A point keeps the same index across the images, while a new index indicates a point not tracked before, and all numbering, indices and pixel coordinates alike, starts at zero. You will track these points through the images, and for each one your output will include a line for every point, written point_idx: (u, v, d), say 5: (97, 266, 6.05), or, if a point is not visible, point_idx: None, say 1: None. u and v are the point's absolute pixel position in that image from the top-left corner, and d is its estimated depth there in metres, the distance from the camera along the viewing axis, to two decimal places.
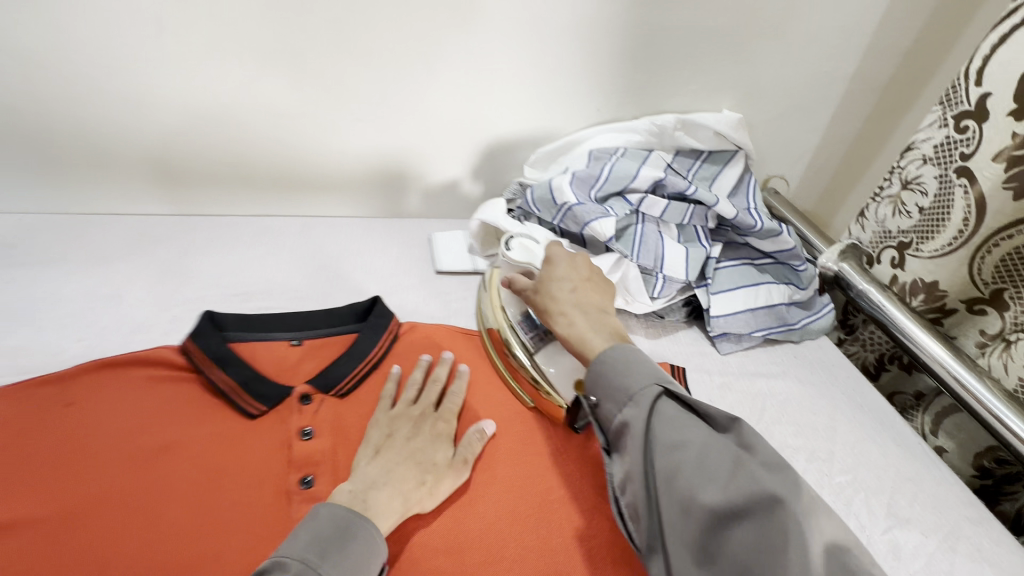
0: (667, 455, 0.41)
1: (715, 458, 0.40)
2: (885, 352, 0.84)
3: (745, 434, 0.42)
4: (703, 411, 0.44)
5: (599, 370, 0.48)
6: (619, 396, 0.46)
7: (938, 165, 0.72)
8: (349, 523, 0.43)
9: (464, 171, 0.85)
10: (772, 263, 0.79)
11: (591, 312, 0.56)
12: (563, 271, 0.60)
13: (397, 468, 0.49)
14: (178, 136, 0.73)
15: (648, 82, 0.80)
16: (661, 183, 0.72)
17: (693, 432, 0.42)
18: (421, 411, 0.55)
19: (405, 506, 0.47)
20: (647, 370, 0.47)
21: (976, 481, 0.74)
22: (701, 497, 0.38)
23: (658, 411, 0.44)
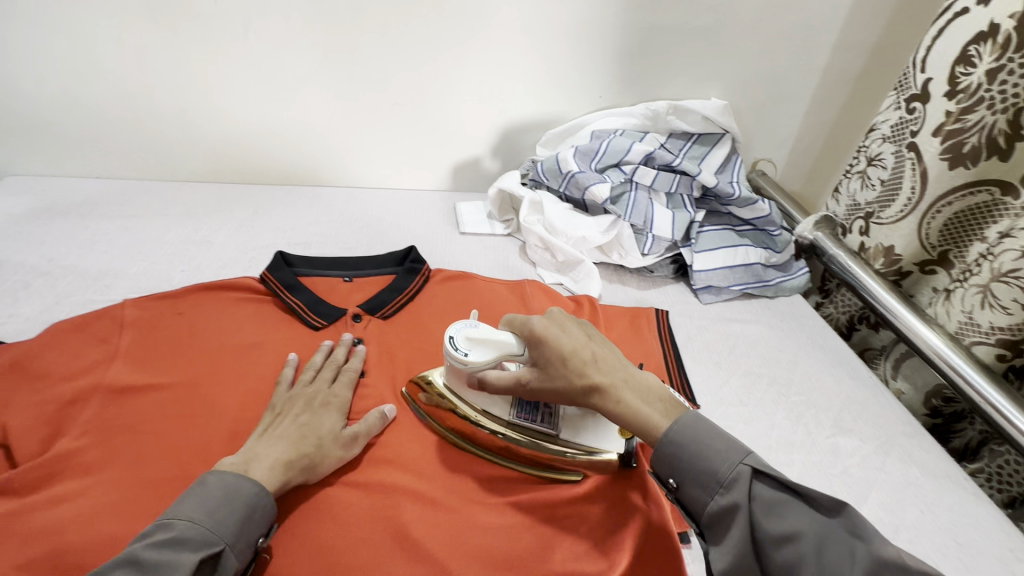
0: (779, 551, 0.39)
1: (833, 556, 0.37)
2: (855, 313, 0.94)
3: (857, 520, 0.38)
4: (802, 489, 0.40)
5: (679, 458, 0.44)
6: (708, 480, 0.42)
7: (895, 142, 0.82)
8: (234, 485, 0.45)
9: (485, 150, 0.99)
10: (751, 229, 0.90)
11: (622, 376, 0.49)
12: (567, 340, 0.50)
13: (279, 445, 0.50)
14: (251, 117, 0.88)
15: (643, 73, 0.93)
16: (651, 157, 0.85)
17: (798, 520, 0.39)
18: (315, 389, 0.56)
19: (286, 479, 0.48)
20: (728, 443, 0.43)
21: (929, 420, 0.83)
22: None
23: (755, 496, 0.41)
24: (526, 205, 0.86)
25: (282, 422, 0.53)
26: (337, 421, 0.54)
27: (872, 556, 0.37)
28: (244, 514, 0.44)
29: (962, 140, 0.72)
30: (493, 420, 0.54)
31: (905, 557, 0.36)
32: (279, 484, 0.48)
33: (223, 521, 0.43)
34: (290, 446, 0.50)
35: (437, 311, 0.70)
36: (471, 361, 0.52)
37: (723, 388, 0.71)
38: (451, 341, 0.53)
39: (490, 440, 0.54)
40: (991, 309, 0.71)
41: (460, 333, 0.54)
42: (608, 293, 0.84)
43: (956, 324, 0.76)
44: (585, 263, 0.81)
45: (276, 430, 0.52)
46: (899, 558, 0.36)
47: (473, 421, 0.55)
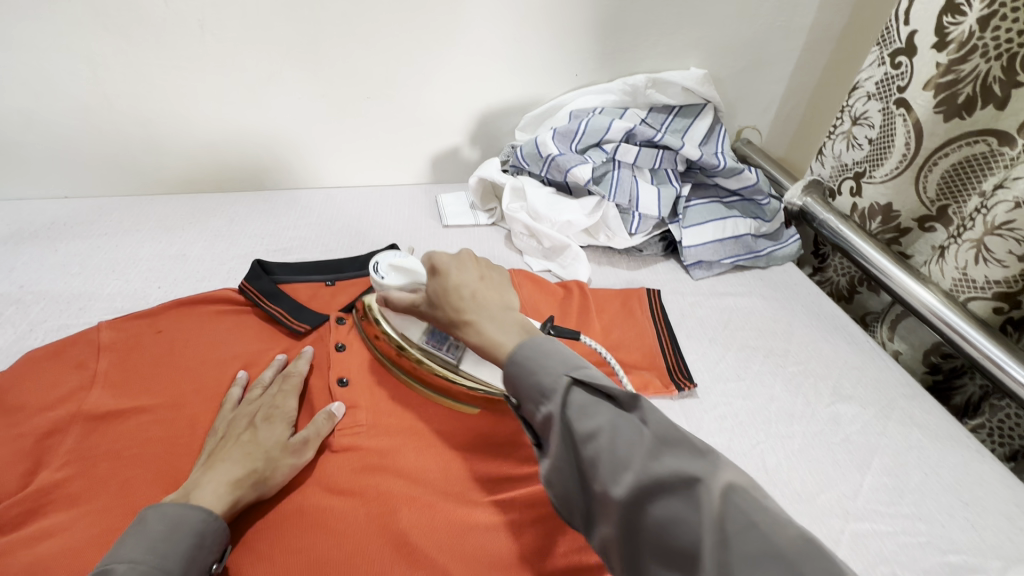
0: (585, 448, 0.38)
1: (625, 448, 0.37)
2: (853, 276, 0.92)
3: (645, 409, 0.38)
4: (609, 390, 0.39)
5: (513, 373, 0.43)
6: (534, 392, 0.42)
7: (881, 100, 0.80)
8: (178, 516, 0.44)
9: (462, 139, 0.96)
10: (739, 200, 0.89)
11: (494, 312, 0.50)
12: (455, 276, 0.52)
13: (224, 466, 0.49)
14: (218, 121, 0.86)
15: (619, 47, 0.90)
16: (632, 133, 0.83)
17: (603, 416, 0.38)
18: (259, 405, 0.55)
19: (236, 497, 0.47)
20: (557, 357, 0.43)
21: (930, 378, 0.82)
22: (612, 491, 0.36)
23: (569, 403, 0.40)
24: (508, 192, 0.84)
25: (227, 444, 0.51)
26: (283, 431, 0.53)
27: (656, 437, 0.37)
28: (194, 540, 0.43)
29: (955, 91, 0.70)
30: (410, 345, 0.58)
31: (686, 431, 0.36)
32: (227, 504, 0.47)
33: (174, 551, 0.42)
34: (236, 466, 0.49)
35: None
36: (386, 282, 0.56)
37: (720, 363, 0.70)
38: (375, 266, 0.58)
39: (434, 381, 0.57)
40: (986, 263, 0.69)
41: (381, 261, 0.58)
42: (598, 275, 0.82)
43: (951, 282, 0.75)
44: (571, 247, 0.80)
45: (220, 453, 0.50)
46: (681, 434, 0.36)
47: (447, 378, 0.56)
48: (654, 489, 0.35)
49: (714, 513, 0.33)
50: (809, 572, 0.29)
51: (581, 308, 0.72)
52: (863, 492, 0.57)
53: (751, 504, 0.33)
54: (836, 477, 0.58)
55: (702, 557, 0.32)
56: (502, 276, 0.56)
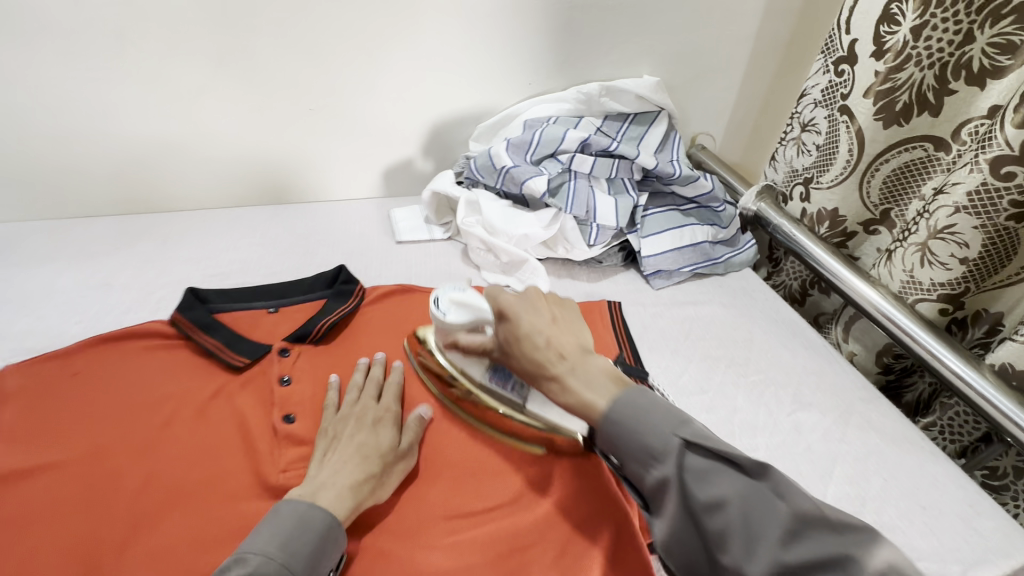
0: (711, 519, 0.39)
1: (759, 521, 0.38)
2: (806, 278, 0.94)
3: (777, 478, 0.38)
4: (732, 457, 0.39)
5: (615, 433, 0.43)
6: (642, 454, 0.42)
7: (826, 107, 0.81)
8: (306, 514, 0.45)
9: (416, 150, 0.92)
10: (695, 207, 0.89)
11: (575, 362, 0.49)
12: (527, 322, 0.51)
13: (344, 468, 0.49)
14: (144, 137, 0.79)
15: (572, 55, 0.89)
16: (587, 143, 0.81)
17: (726, 487, 0.39)
18: (365, 407, 0.55)
19: (354, 503, 0.48)
20: (664, 416, 0.43)
21: (882, 379, 0.84)
22: (747, 568, 0.37)
23: (687, 466, 0.40)
24: (463, 206, 0.81)
25: (340, 446, 0.52)
26: (390, 434, 0.54)
27: (795, 515, 0.37)
28: (314, 550, 0.43)
29: (893, 99, 0.72)
30: (471, 381, 0.56)
31: (825, 509, 0.37)
32: (349, 509, 0.47)
33: (298, 554, 0.42)
34: (360, 469, 0.50)
35: (380, 334, 0.67)
36: (449, 320, 0.54)
37: (682, 376, 0.69)
38: (435, 301, 0.55)
39: (480, 409, 0.57)
40: (931, 266, 0.70)
41: (442, 293, 0.55)
42: (558, 289, 0.80)
43: (900, 284, 0.76)
44: (529, 261, 0.77)
45: (337, 454, 0.51)
46: (819, 513, 0.37)
47: (499, 413, 0.56)
48: (809, 566, 0.36)
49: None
50: None
51: None
52: (826, 502, 0.57)
53: None
54: None
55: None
56: (569, 311, 0.56)
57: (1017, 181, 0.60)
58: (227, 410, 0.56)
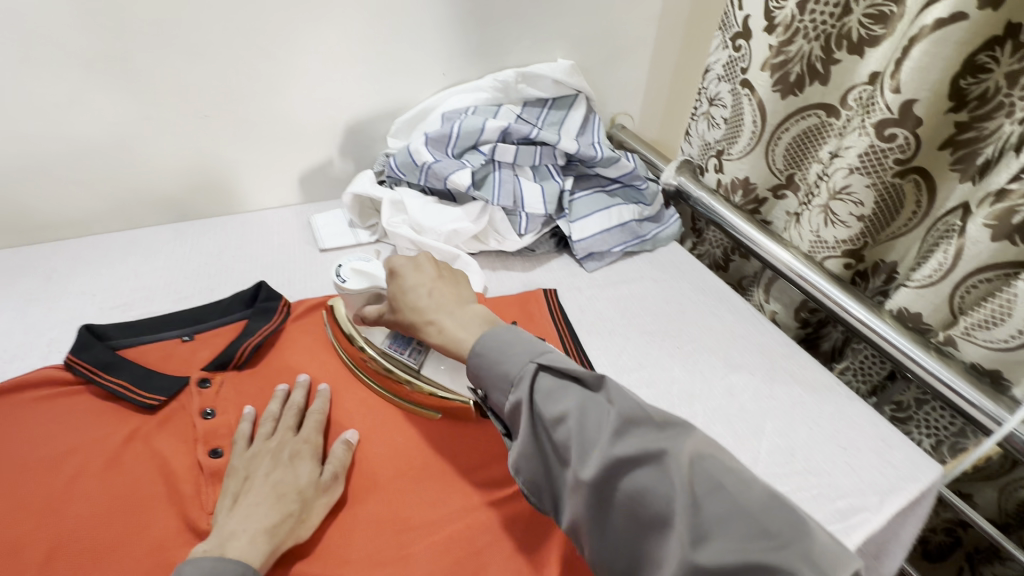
0: (556, 431, 0.43)
1: (594, 425, 0.43)
2: (727, 246, 0.99)
3: (611, 389, 0.45)
4: (576, 375, 0.46)
5: (479, 365, 0.49)
6: (502, 383, 0.47)
7: (728, 81, 0.86)
8: (214, 569, 0.41)
9: (332, 152, 0.88)
10: (620, 187, 0.91)
11: (453, 310, 0.55)
12: (411, 278, 0.58)
13: (257, 511, 0.46)
14: (10, 159, 0.70)
15: (484, 42, 0.87)
16: (507, 132, 0.80)
17: (570, 399, 0.44)
18: (278, 441, 0.52)
19: (273, 545, 0.45)
20: (523, 348, 0.48)
21: (800, 332, 0.90)
22: (581, 473, 0.41)
23: (537, 388, 0.46)
24: (386, 207, 0.78)
25: (251, 488, 0.48)
26: (309, 468, 0.51)
27: (621, 416, 0.43)
28: None
29: (787, 70, 0.76)
30: (371, 349, 0.61)
31: (646, 409, 0.43)
32: (266, 552, 0.44)
33: None
34: (273, 511, 0.46)
35: (311, 351, 0.64)
36: (347, 287, 0.60)
37: (621, 354, 0.71)
38: (338, 270, 0.61)
39: (386, 379, 0.59)
40: (834, 226, 0.76)
41: (345, 264, 0.62)
42: (494, 282, 0.79)
43: (808, 244, 0.81)
44: (461, 257, 0.76)
45: (248, 498, 0.47)
46: (644, 415, 0.43)
47: (402, 380, 0.59)
48: (631, 459, 0.41)
49: (683, 483, 0.39)
50: (772, 525, 0.38)
51: None
52: (761, 457, 0.61)
53: (715, 471, 0.40)
54: (736, 448, 0.61)
55: (674, 522, 0.39)
56: (458, 275, 0.61)
57: (898, 141, 0.64)
58: (145, 453, 0.51)
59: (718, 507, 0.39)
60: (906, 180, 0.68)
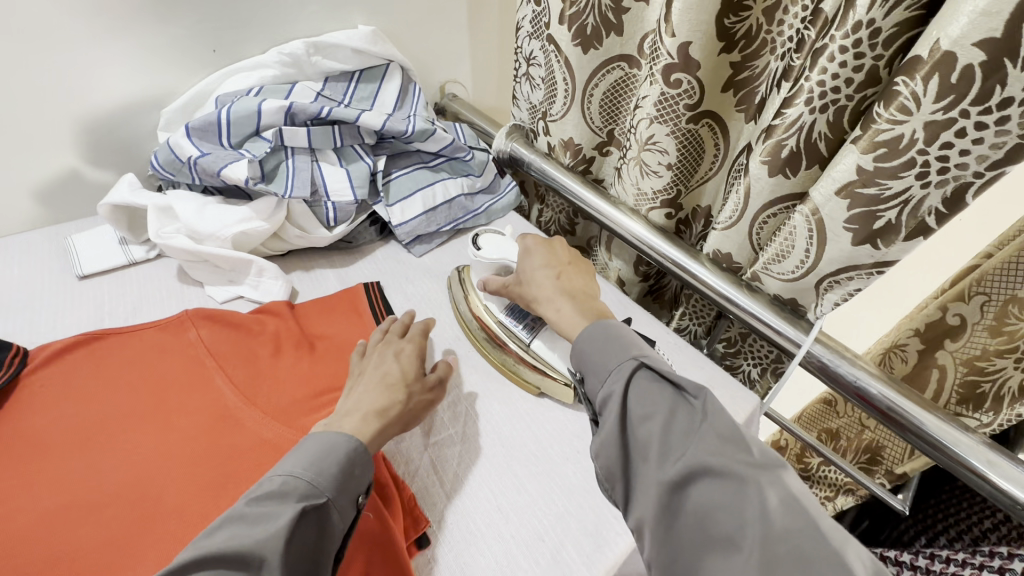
0: (641, 426, 0.43)
1: (681, 430, 0.42)
2: (568, 211, 0.98)
3: (710, 402, 0.43)
4: (675, 378, 0.45)
5: (582, 350, 0.50)
6: (600, 371, 0.48)
7: (538, 37, 0.82)
8: (330, 441, 0.46)
9: (85, 156, 0.72)
10: (444, 160, 0.84)
11: (579, 297, 0.56)
12: (542, 260, 0.59)
13: (367, 395, 0.51)
14: None
15: (259, 11, 0.75)
16: (291, 112, 0.69)
17: (663, 401, 0.43)
18: (388, 339, 0.58)
19: (381, 426, 0.49)
20: (625, 344, 0.48)
21: (643, 286, 0.92)
22: (660, 473, 0.41)
23: (631, 383, 0.45)
24: (153, 216, 0.65)
25: (362, 381, 0.53)
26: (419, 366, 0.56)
27: (716, 430, 0.41)
28: (342, 469, 0.44)
29: (583, 23, 0.72)
30: (493, 316, 0.63)
31: (747, 433, 0.42)
32: (373, 435, 0.48)
33: (325, 472, 0.44)
34: (387, 396, 0.51)
35: (51, 407, 0.52)
36: (482, 253, 0.63)
37: (453, 341, 0.66)
38: (474, 239, 0.65)
39: (500, 346, 0.62)
40: (648, 177, 0.76)
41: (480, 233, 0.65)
42: (309, 284, 0.70)
43: (632, 198, 0.81)
44: (256, 262, 0.66)
45: (360, 387, 0.52)
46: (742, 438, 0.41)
47: (518, 351, 0.61)
48: (710, 471, 0.39)
49: (765, 511, 0.38)
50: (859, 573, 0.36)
51: (287, 326, 0.63)
52: None
53: (807, 510, 0.38)
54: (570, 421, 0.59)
55: (744, 546, 0.37)
56: (587, 267, 0.62)
57: (684, 88, 0.64)
58: None
59: (795, 544, 0.36)
60: (701, 125, 0.69)
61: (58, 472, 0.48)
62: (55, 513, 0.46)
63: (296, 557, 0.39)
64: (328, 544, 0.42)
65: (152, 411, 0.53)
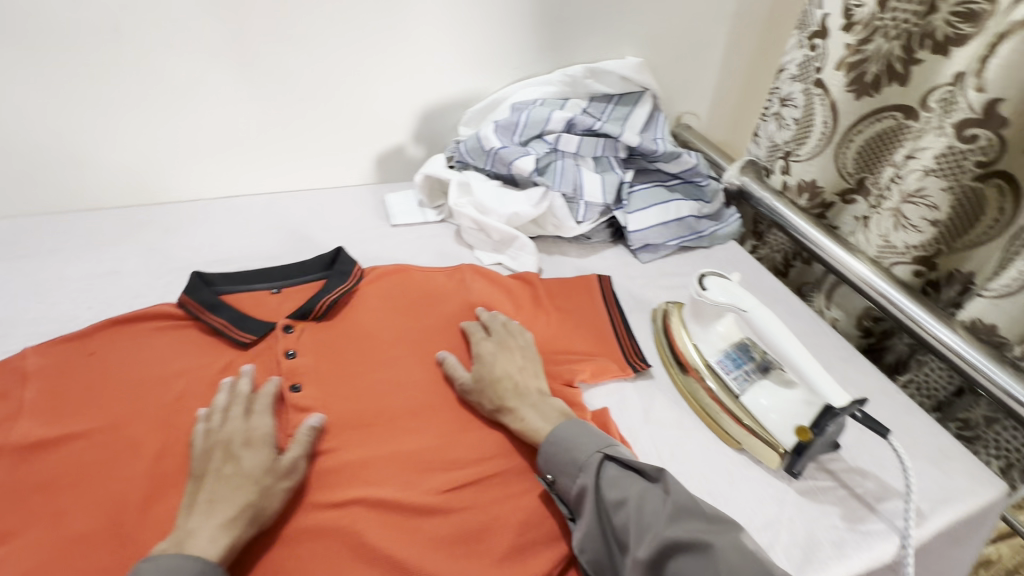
0: (617, 515, 0.47)
1: (649, 513, 0.46)
2: (788, 251, 0.97)
3: (671, 482, 0.48)
4: (638, 466, 0.50)
5: (553, 454, 0.53)
6: (570, 467, 0.52)
7: (802, 81, 0.84)
8: (174, 566, 0.43)
9: (407, 136, 0.95)
10: (680, 182, 0.92)
11: (537, 403, 0.58)
12: (496, 363, 0.61)
13: (216, 507, 0.47)
14: (137, 131, 0.81)
15: (556, 39, 0.91)
16: (573, 123, 0.84)
17: (630, 488, 0.48)
18: (234, 431, 0.53)
19: (233, 538, 0.46)
20: (590, 438, 0.53)
21: (863, 342, 0.87)
22: (637, 552, 0.44)
23: (602, 475, 0.50)
24: (454, 188, 0.83)
25: (208, 484, 0.49)
26: (269, 454, 0.52)
27: (675, 505, 0.46)
28: None
29: (863, 70, 0.75)
30: (703, 361, 0.63)
31: (699, 503, 0.46)
32: (225, 547, 0.45)
33: None
34: (234, 502, 0.48)
35: (372, 310, 0.69)
36: (709, 294, 0.62)
37: None
38: (702, 279, 0.64)
39: (706, 392, 0.62)
40: (905, 230, 0.73)
41: (708, 275, 0.64)
42: (551, 266, 0.83)
43: (875, 249, 0.79)
44: (520, 238, 0.80)
45: (206, 494, 0.48)
46: (694, 505, 0.46)
47: (723, 402, 0.60)
48: (683, 545, 0.43)
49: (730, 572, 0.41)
50: None
51: (533, 301, 0.74)
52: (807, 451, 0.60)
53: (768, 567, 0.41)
54: None
55: None
56: (540, 365, 0.63)
57: (980, 143, 0.63)
58: (234, 380, 0.59)
59: None
60: (988, 184, 0.66)
61: (373, 360, 0.63)
62: (370, 388, 0.60)
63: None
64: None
65: (422, 336, 0.67)
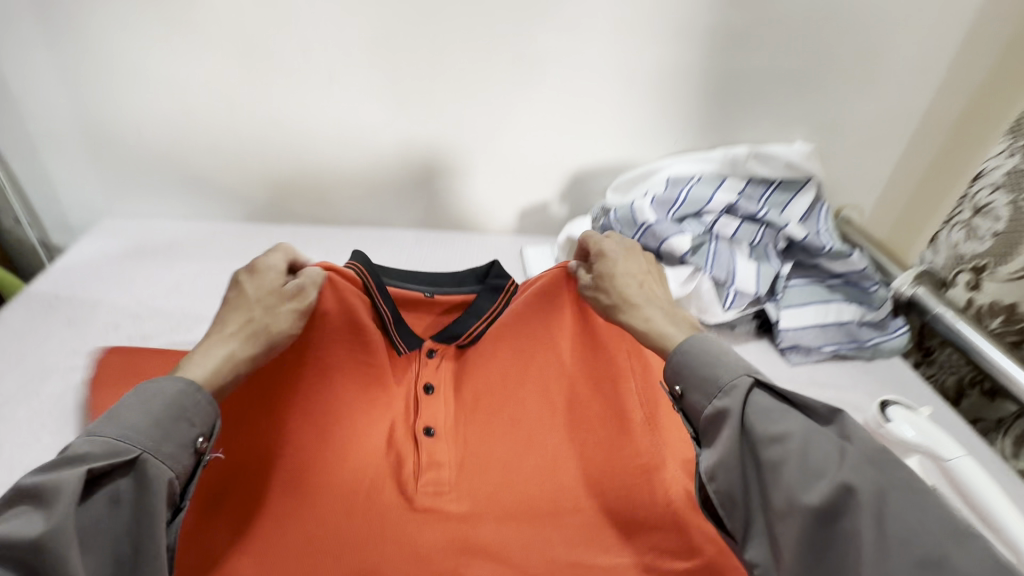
0: (769, 450, 0.44)
1: (817, 456, 0.43)
2: (965, 376, 0.83)
3: (850, 428, 0.44)
4: (805, 403, 0.46)
5: (683, 360, 0.51)
6: (709, 388, 0.48)
7: (1010, 192, 0.74)
8: (157, 387, 0.46)
9: (554, 194, 0.97)
10: (842, 283, 0.83)
11: (661, 307, 0.60)
12: (623, 266, 0.62)
13: (221, 336, 0.53)
14: (323, 160, 0.90)
15: (722, 118, 0.90)
16: (734, 207, 0.82)
17: (790, 423, 0.44)
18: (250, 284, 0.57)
19: (242, 356, 0.52)
20: (731, 359, 0.50)
21: None
22: (805, 495, 0.41)
23: (751, 404, 0.46)
24: None
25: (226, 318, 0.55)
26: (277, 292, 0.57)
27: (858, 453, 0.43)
28: (164, 414, 0.44)
29: None
30: None
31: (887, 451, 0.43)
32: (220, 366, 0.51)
33: (136, 430, 0.42)
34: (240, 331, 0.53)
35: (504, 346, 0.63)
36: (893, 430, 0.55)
37: None
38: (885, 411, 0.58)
39: None
40: None
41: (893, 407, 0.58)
42: None
43: None
44: None
45: (217, 327, 0.54)
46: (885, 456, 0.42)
47: None
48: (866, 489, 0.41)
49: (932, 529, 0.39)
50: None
51: None
52: None
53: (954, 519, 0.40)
54: None
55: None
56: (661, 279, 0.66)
57: None
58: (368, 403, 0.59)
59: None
60: None
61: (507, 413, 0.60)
62: (501, 450, 0.58)
63: (88, 526, 0.39)
64: (155, 491, 0.40)
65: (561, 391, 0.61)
